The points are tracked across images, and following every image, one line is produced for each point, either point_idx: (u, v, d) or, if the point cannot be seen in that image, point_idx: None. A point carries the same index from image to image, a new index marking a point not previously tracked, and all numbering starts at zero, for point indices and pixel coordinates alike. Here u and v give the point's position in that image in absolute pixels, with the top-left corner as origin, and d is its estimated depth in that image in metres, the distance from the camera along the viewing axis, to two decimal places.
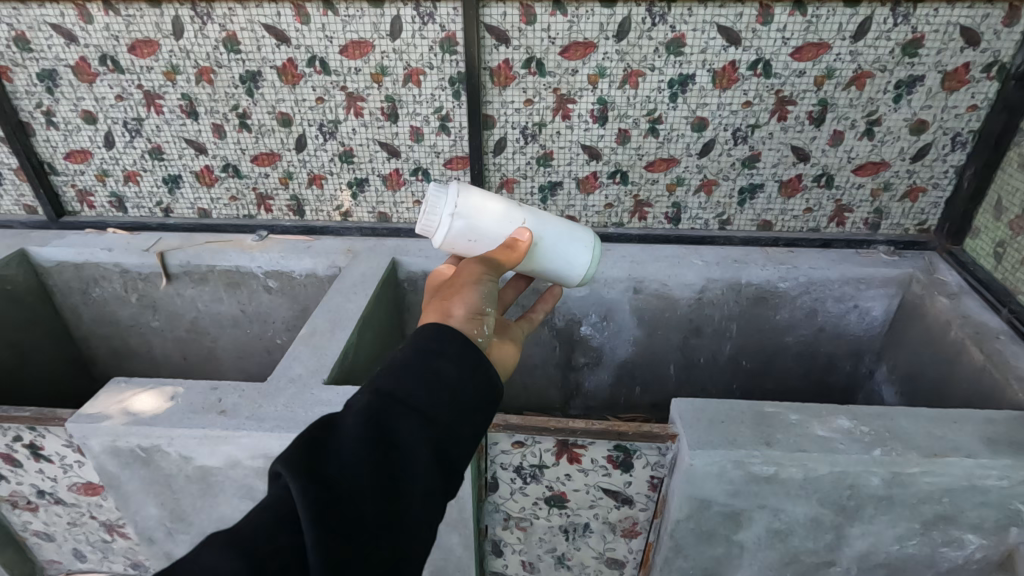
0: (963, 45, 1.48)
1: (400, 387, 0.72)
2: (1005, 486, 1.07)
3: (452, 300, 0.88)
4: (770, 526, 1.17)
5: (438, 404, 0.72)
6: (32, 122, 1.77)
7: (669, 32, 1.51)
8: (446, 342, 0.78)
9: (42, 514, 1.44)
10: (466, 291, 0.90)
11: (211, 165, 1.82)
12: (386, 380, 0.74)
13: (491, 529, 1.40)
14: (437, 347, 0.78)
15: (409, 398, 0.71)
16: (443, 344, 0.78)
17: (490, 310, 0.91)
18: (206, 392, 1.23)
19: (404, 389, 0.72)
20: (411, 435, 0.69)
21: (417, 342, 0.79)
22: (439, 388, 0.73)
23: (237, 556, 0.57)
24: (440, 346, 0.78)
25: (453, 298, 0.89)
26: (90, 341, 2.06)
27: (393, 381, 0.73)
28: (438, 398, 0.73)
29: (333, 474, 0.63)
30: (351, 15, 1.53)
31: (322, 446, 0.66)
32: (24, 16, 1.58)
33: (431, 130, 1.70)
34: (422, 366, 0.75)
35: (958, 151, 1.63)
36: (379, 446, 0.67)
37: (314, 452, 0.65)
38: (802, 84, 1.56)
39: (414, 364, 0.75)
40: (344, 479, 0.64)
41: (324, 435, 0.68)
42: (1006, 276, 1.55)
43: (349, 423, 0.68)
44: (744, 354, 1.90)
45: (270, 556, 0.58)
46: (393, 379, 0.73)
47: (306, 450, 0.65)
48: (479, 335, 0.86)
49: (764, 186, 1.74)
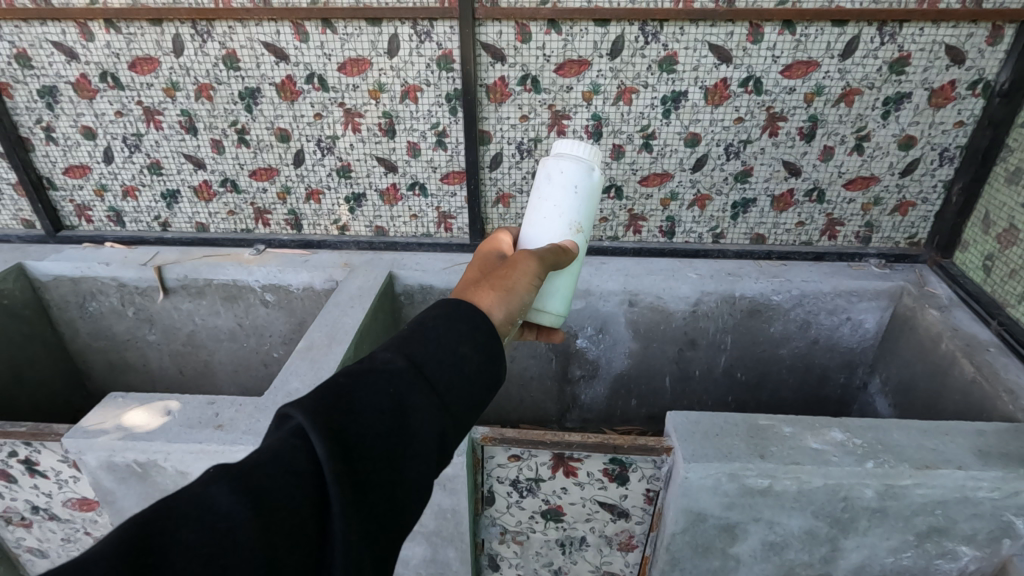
0: (948, 63, 1.51)
1: (429, 362, 0.66)
2: (996, 497, 1.09)
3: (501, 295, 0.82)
4: (765, 539, 1.17)
5: (459, 391, 0.66)
6: (31, 137, 1.78)
7: (662, 51, 1.54)
8: (483, 327, 0.72)
9: (36, 530, 1.43)
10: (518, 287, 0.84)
11: (210, 180, 1.83)
12: (414, 349, 0.66)
13: (487, 543, 1.40)
14: (472, 328, 0.70)
15: (434, 376, 0.65)
16: (477, 329, 0.71)
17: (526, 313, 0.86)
18: (202, 406, 1.23)
19: (432, 365, 0.65)
20: (433, 409, 0.63)
21: (453, 315, 0.71)
22: (465, 374, 0.67)
23: (245, 505, 0.50)
24: (475, 328, 0.70)
25: (502, 290, 0.82)
26: (86, 355, 2.06)
27: (422, 352, 0.66)
28: (461, 384, 0.66)
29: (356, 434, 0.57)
30: (350, 33, 1.56)
31: (349, 397, 0.59)
32: (26, 34, 1.61)
33: (428, 146, 1.72)
34: (452, 344, 0.68)
35: (946, 166, 1.66)
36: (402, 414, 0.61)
37: (331, 407, 0.58)
38: (793, 101, 1.59)
39: (447, 341, 0.68)
40: (361, 442, 0.57)
41: (343, 388, 0.60)
42: (995, 288, 1.57)
43: (370, 385, 0.61)
44: (738, 367, 1.91)
45: (277, 511, 0.51)
46: (422, 351, 0.66)
47: (333, 399, 0.58)
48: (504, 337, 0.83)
49: (756, 200, 1.76)
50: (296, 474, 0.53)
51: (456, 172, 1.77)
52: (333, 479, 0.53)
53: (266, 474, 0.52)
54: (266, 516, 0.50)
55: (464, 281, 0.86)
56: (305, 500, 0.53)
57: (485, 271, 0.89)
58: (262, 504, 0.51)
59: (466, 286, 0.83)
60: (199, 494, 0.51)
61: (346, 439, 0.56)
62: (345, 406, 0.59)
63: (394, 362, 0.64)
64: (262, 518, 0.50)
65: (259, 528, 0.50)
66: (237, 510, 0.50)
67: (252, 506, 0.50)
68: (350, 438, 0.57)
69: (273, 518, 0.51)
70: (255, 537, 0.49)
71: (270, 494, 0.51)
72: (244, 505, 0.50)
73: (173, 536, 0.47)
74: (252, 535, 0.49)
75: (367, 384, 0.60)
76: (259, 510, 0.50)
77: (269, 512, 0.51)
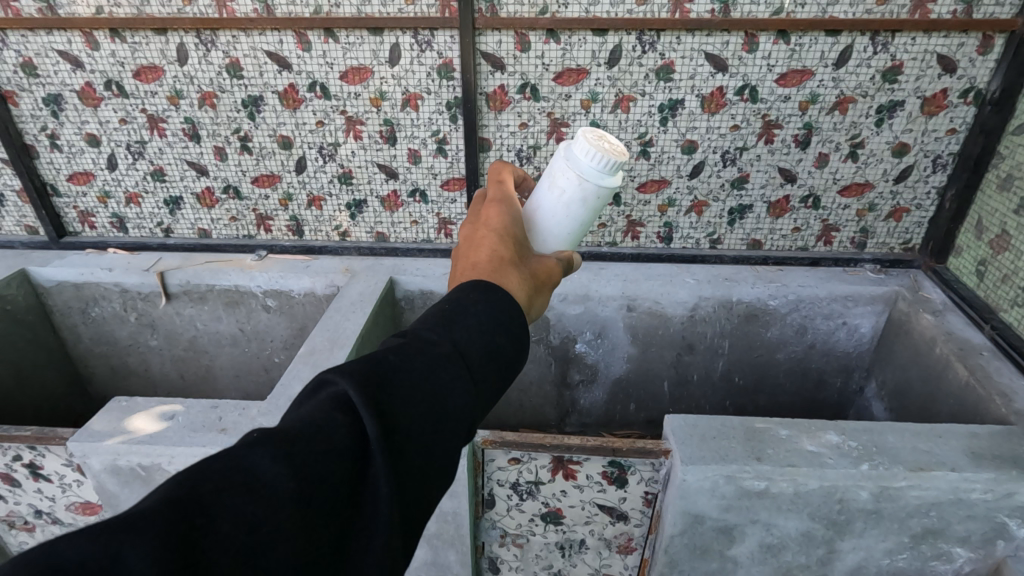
0: (940, 72, 1.54)
1: (467, 347, 0.65)
2: (990, 499, 1.10)
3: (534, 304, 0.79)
4: (763, 541, 1.18)
5: (491, 378, 0.66)
6: (36, 145, 1.80)
7: (659, 59, 1.56)
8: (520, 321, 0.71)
9: (39, 534, 1.44)
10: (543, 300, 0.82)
11: (212, 187, 1.85)
12: (455, 333, 0.66)
13: (487, 546, 1.41)
14: (507, 317, 0.70)
15: (473, 363, 0.64)
16: (512, 321, 0.70)
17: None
18: (206, 410, 1.25)
19: (469, 353, 0.65)
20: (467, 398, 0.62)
21: (489, 304, 0.70)
22: (500, 363, 0.67)
23: (291, 475, 0.49)
24: (510, 317, 0.70)
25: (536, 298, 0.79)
26: (88, 360, 2.07)
27: (461, 336, 0.66)
28: (496, 374, 0.67)
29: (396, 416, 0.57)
30: (351, 42, 1.58)
31: (388, 378, 0.58)
32: (33, 43, 1.63)
33: (428, 152, 1.75)
34: (489, 333, 0.67)
35: (939, 173, 1.68)
36: (439, 399, 0.60)
37: (377, 385, 0.57)
38: (788, 109, 1.61)
39: (483, 327, 0.67)
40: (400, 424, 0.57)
41: (386, 367, 0.59)
42: (988, 293, 1.60)
43: (414, 367, 0.60)
44: (736, 371, 1.93)
45: (321, 485, 0.50)
46: (462, 335, 0.66)
47: (374, 380, 0.57)
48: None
49: (753, 206, 1.78)
50: (339, 450, 0.52)
51: (456, 179, 1.79)
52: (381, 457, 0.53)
53: (311, 447, 0.51)
54: (310, 490, 0.49)
55: (492, 257, 0.78)
56: (346, 477, 0.52)
57: (514, 251, 0.81)
58: (305, 477, 0.49)
59: (504, 273, 0.76)
60: (242, 459, 0.49)
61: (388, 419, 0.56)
62: (389, 385, 0.58)
63: (433, 345, 0.64)
64: (306, 492, 0.49)
65: (303, 501, 0.49)
66: (283, 480, 0.48)
67: (296, 477, 0.49)
68: (393, 419, 0.56)
69: (316, 491, 0.49)
70: (299, 509, 0.48)
71: (314, 468, 0.50)
72: (290, 475, 0.49)
73: (220, 501, 0.45)
74: (296, 507, 0.48)
75: (410, 366, 0.60)
76: (304, 482, 0.49)
77: (313, 485, 0.50)
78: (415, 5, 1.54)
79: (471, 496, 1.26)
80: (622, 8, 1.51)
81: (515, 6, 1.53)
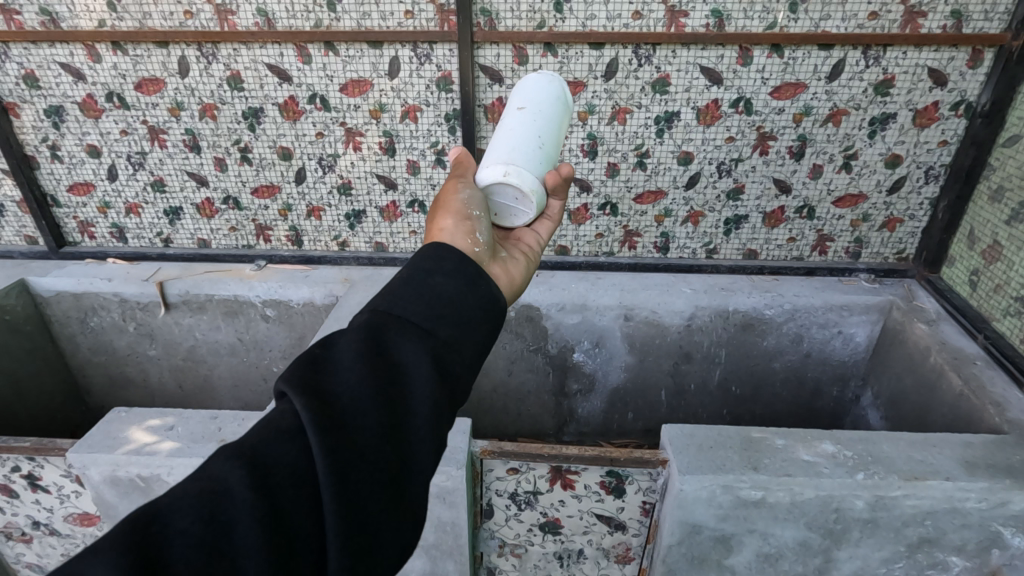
0: (931, 85, 1.56)
1: (403, 311, 0.66)
2: (984, 508, 1.11)
3: (440, 214, 0.87)
4: (760, 551, 1.19)
5: (444, 324, 0.67)
6: (37, 155, 1.81)
7: (655, 73, 1.58)
8: (446, 259, 0.73)
9: (36, 545, 1.44)
10: (450, 204, 0.90)
11: (212, 198, 1.86)
12: (386, 301, 0.68)
13: (486, 556, 1.41)
14: (436, 267, 0.72)
15: (416, 323, 0.66)
16: (438, 264, 0.72)
17: (479, 213, 0.89)
18: (206, 421, 1.25)
19: (405, 314, 0.66)
20: (413, 349, 0.63)
21: (410, 264, 0.74)
22: (447, 313, 0.68)
23: (241, 468, 0.52)
24: (436, 267, 0.72)
25: (438, 212, 0.88)
26: (86, 370, 2.07)
27: (394, 304, 0.67)
28: (449, 326, 0.67)
29: (337, 388, 0.59)
30: (352, 55, 1.60)
31: (323, 362, 0.61)
32: (35, 56, 1.64)
33: (427, 163, 1.76)
34: (426, 292, 0.69)
35: (932, 184, 1.71)
36: (380, 360, 0.62)
37: (310, 369, 0.59)
38: (782, 121, 1.63)
39: (414, 287, 0.69)
40: (343, 393, 0.58)
41: (321, 353, 0.62)
42: (981, 303, 1.61)
43: (347, 343, 0.62)
44: (733, 380, 1.94)
45: (274, 467, 0.53)
46: (394, 302, 0.67)
47: (308, 366, 0.60)
48: (476, 241, 0.82)
49: (748, 217, 1.80)
50: (283, 436, 0.55)
51: None
52: (316, 431, 0.54)
53: (258, 440, 0.54)
54: (263, 478, 0.52)
55: None
56: (296, 458, 0.54)
57: None
58: (256, 465, 0.53)
59: None
60: (203, 468, 0.53)
61: (328, 393, 0.58)
62: (327, 367, 0.60)
63: (366, 318, 0.66)
64: (259, 479, 0.52)
65: (259, 488, 0.51)
66: (234, 472, 0.51)
67: (247, 467, 0.52)
68: (333, 395, 0.58)
69: (272, 473, 0.53)
70: (255, 495, 0.51)
71: (266, 457, 0.53)
72: (240, 467, 0.52)
73: (177, 508, 0.49)
74: (251, 493, 0.51)
75: (343, 344, 0.62)
76: (254, 469, 0.52)
77: (267, 470, 0.53)
78: (415, 19, 1.56)
79: (470, 506, 1.26)
80: (618, 23, 1.53)
81: (513, 20, 1.55)
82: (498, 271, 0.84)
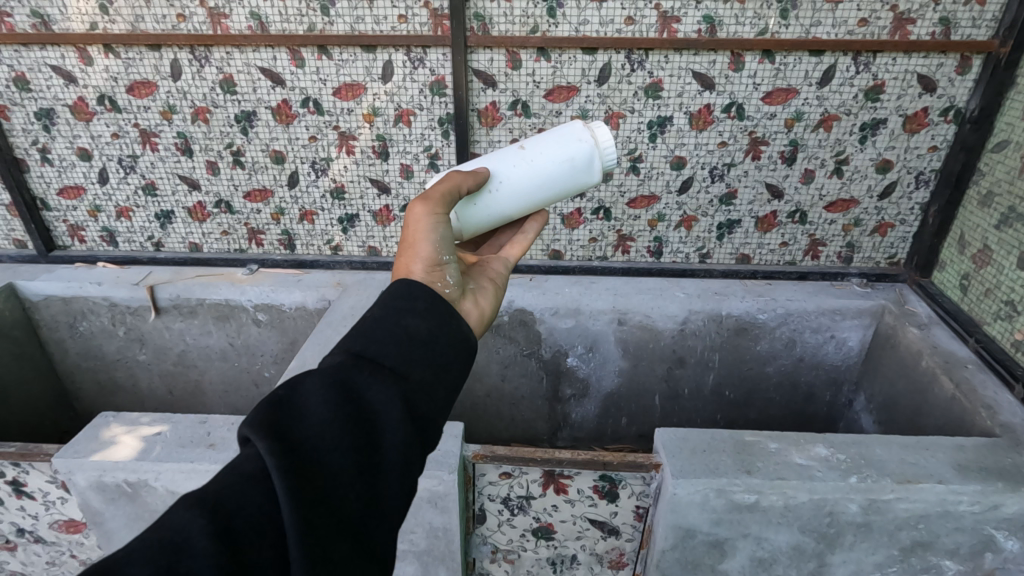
0: (920, 91, 1.58)
1: (375, 353, 0.68)
2: (977, 511, 1.12)
3: (408, 256, 0.86)
4: (754, 555, 1.18)
5: (415, 362, 0.69)
6: (27, 158, 1.80)
7: (647, 78, 1.59)
8: (418, 299, 0.76)
9: (21, 553, 1.42)
10: (420, 245, 0.86)
11: (204, 201, 1.85)
12: (355, 342, 0.69)
13: (478, 562, 1.40)
14: (407, 306, 0.75)
15: (387, 364, 0.67)
16: (410, 302, 0.75)
17: (448, 257, 0.88)
18: (195, 425, 1.24)
19: (377, 356, 0.68)
20: (382, 388, 0.64)
21: (380, 303, 0.75)
22: (420, 354, 0.70)
23: (201, 514, 0.51)
24: (408, 308, 0.74)
25: (406, 255, 0.86)
26: (74, 376, 2.05)
27: (365, 343, 0.69)
28: (420, 368, 0.69)
29: (303, 430, 0.58)
30: (345, 59, 1.60)
31: (289, 404, 0.60)
32: (25, 58, 1.63)
33: (420, 168, 1.76)
34: (397, 330, 0.71)
35: (922, 189, 1.72)
36: (349, 400, 0.62)
37: (276, 410, 0.59)
38: (773, 126, 1.65)
39: (384, 326, 0.71)
40: (310, 433, 0.58)
41: (288, 395, 0.61)
42: (971, 307, 1.62)
43: (316, 385, 0.62)
44: (726, 385, 1.94)
45: (234, 513, 0.52)
46: (366, 344, 0.69)
47: (272, 408, 0.59)
48: (445, 287, 0.84)
49: (741, 221, 1.81)
50: (249, 482, 0.54)
51: None
52: (280, 475, 0.53)
53: (223, 487, 0.53)
54: (223, 527, 0.51)
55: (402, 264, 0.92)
56: (259, 504, 0.53)
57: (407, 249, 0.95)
58: (218, 513, 0.51)
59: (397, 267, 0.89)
60: (161, 519, 0.51)
61: (293, 436, 0.57)
62: (293, 408, 0.60)
63: (337, 361, 0.66)
64: (220, 530, 0.51)
65: (219, 538, 0.50)
66: (195, 520, 0.50)
67: (208, 515, 0.51)
68: (300, 437, 0.58)
69: (231, 520, 0.52)
70: (216, 544, 0.49)
71: (226, 504, 0.52)
72: (201, 514, 0.51)
73: (129, 561, 0.47)
74: (212, 542, 0.49)
75: (310, 384, 0.62)
76: (216, 518, 0.51)
77: (228, 519, 0.52)
78: (408, 23, 1.56)
79: (463, 512, 1.25)
80: (611, 28, 1.54)
81: (506, 25, 1.55)
82: (468, 307, 0.87)
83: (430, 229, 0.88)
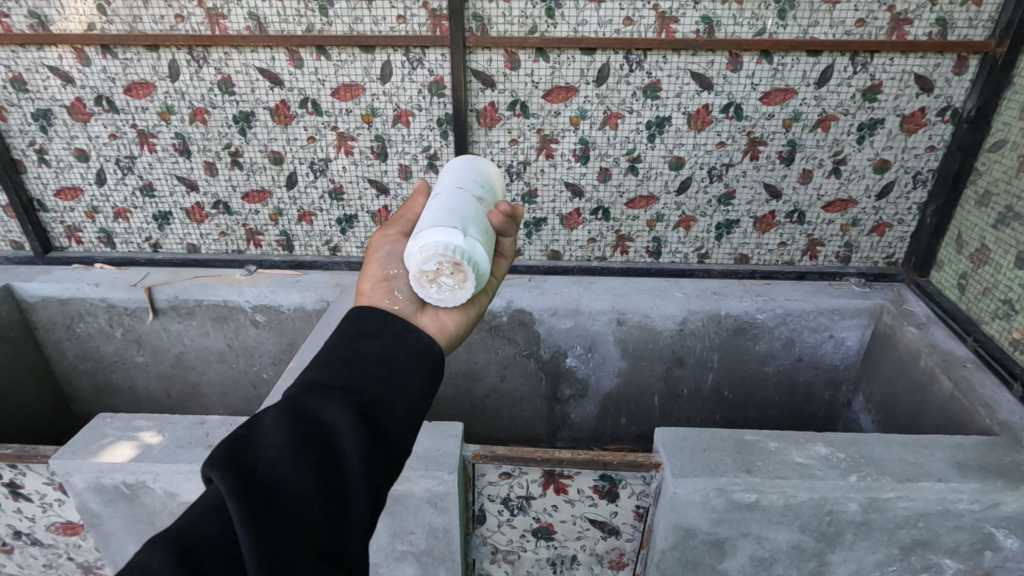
0: (918, 91, 1.58)
1: (330, 375, 0.69)
2: (977, 509, 1.12)
3: (361, 282, 0.92)
4: (754, 555, 1.18)
5: (373, 378, 0.71)
6: (24, 159, 1.79)
7: (646, 78, 1.59)
8: (370, 320, 0.78)
9: (18, 556, 1.41)
10: (371, 266, 0.93)
11: (202, 202, 1.85)
12: (311, 370, 0.70)
13: (477, 563, 1.39)
14: (361, 328, 0.76)
15: (344, 384, 0.68)
16: (365, 324, 0.77)
17: (397, 270, 0.92)
18: (192, 426, 1.23)
19: (331, 377, 0.69)
20: (338, 407, 0.65)
21: (337, 330, 0.77)
22: (377, 370, 0.72)
23: (164, 548, 0.52)
24: (362, 330, 0.76)
25: (361, 279, 0.92)
26: (72, 378, 2.04)
27: (321, 369, 0.70)
28: (377, 383, 0.70)
29: (258, 460, 0.59)
30: (343, 60, 1.60)
31: (246, 439, 0.61)
32: (23, 59, 1.63)
33: (419, 168, 1.76)
34: (352, 352, 0.73)
35: (920, 189, 1.73)
36: (305, 424, 0.63)
37: (230, 445, 0.60)
38: (772, 126, 1.65)
39: (337, 350, 0.73)
40: (267, 461, 0.59)
41: (244, 431, 0.62)
42: (970, 306, 1.62)
43: (272, 416, 0.63)
44: (725, 385, 1.94)
45: (195, 543, 0.53)
46: (320, 370, 0.70)
47: (228, 445, 0.60)
48: (396, 299, 0.86)
49: (740, 221, 1.81)
50: (208, 515, 0.55)
51: None
52: (236, 501, 0.54)
53: (183, 523, 0.55)
54: (186, 556, 0.52)
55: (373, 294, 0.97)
56: (218, 535, 0.54)
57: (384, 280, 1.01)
58: (179, 545, 0.52)
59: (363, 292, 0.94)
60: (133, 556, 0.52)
61: (250, 466, 0.58)
62: (248, 441, 0.61)
63: (292, 390, 0.68)
64: (183, 557, 0.52)
65: (183, 566, 0.51)
66: (157, 552, 0.51)
67: (169, 547, 0.52)
68: (257, 466, 0.58)
69: (193, 553, 0.52)
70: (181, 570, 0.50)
71: (188, 537, 0.53)
72: (162, 547, 0.52)
73: None
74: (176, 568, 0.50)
75: (267, 417, 0.64)
76: (177, 550, 0.52)
77: (188, 549, 0.52)
78: (407, 24, 1.56)
79: (463, 512, 1.25)
80: (610, 28, 1.54)
81: (505, 25, 1.55)
82: (427, 320, 0.85)
83: (379, 254, 0.95)
